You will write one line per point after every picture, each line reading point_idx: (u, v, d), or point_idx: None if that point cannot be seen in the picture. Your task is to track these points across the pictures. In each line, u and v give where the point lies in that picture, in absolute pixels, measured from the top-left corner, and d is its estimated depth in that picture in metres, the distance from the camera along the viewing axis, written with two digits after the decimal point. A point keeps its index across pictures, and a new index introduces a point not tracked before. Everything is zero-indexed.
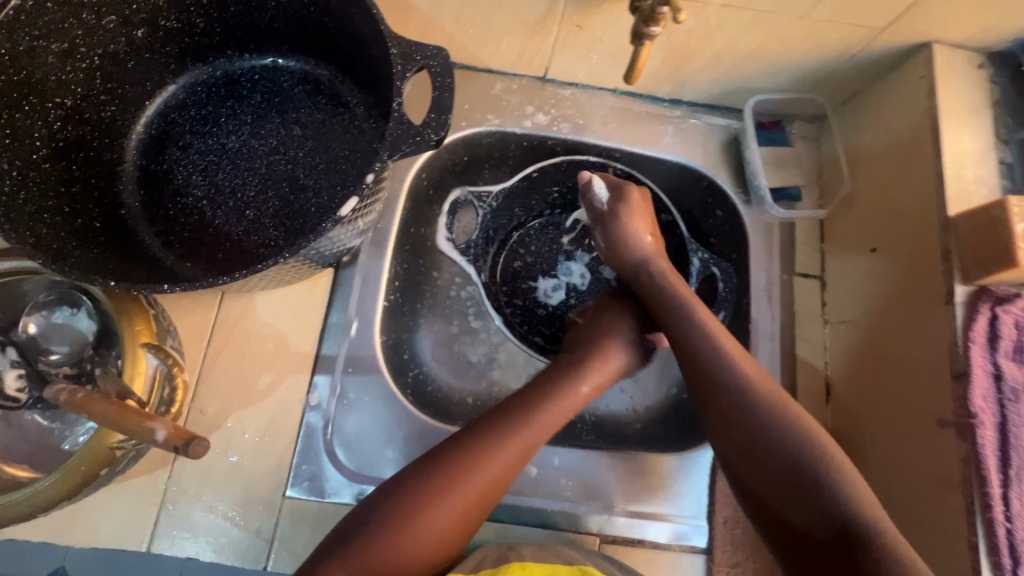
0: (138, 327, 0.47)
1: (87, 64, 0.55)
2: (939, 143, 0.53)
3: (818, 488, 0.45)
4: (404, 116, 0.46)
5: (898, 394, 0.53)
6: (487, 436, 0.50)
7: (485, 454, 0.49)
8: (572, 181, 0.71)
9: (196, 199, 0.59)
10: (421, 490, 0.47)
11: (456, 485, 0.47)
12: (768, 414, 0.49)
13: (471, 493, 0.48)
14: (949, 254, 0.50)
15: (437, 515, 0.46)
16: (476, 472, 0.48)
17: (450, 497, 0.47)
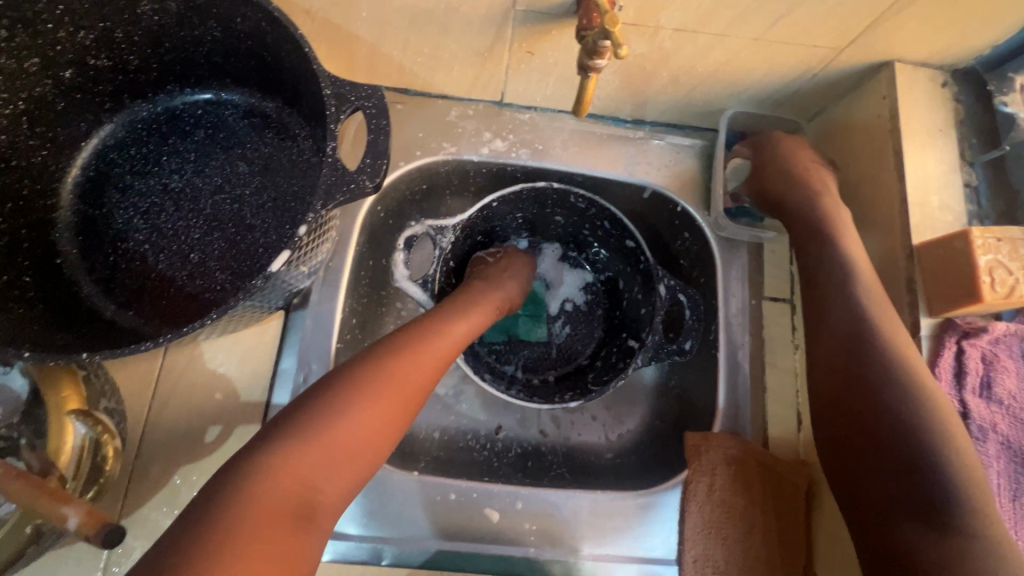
0: (65, 393, 0.44)
1: (10, 110, 0.52)
2: (903, 167, 0.51)
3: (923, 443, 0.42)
4: (338, 161, 0.44)
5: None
6: (403, 343, 0.46)
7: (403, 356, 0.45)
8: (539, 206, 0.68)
9: (137, 243, 0.57)
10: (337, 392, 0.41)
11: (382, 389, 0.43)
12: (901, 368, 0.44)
13: (398, 395, 0.44)
14: (914, 285, 0.48)
15: (344, 423, 0.40)
16: (400, 374, 0.44)
17: (368, 396, 0.42)
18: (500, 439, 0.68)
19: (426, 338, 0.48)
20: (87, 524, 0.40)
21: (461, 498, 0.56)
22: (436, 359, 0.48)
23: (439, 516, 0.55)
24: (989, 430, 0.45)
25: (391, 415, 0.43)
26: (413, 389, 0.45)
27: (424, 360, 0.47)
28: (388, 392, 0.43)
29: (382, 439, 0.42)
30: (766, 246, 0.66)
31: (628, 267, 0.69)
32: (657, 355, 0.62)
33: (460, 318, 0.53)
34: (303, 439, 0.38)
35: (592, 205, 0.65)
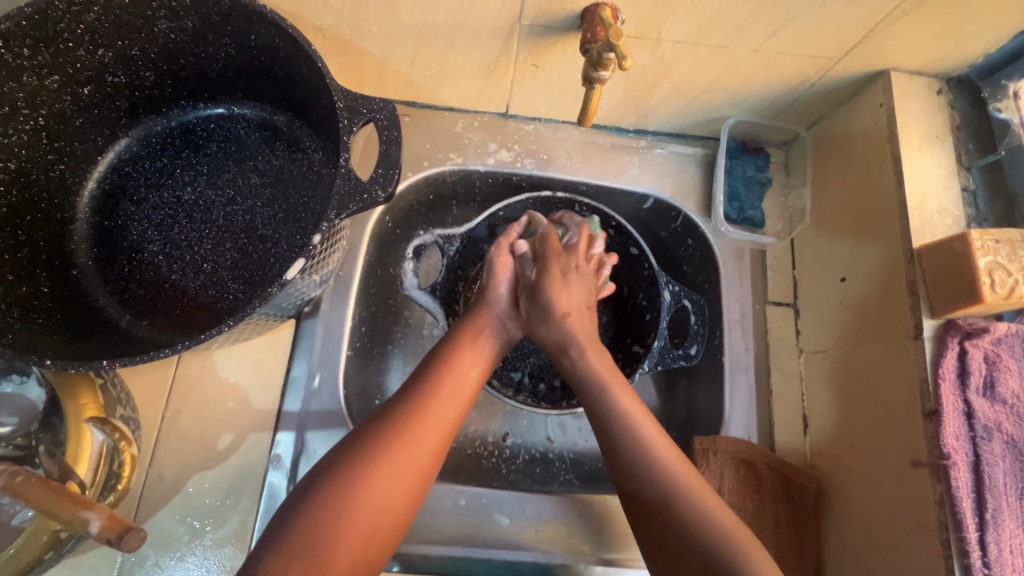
0: (86, 402, 0.45)
1: (30, 125, 0.54)
2: (901, 172, 0.52)
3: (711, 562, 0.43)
4: (351, 172, 0.45)
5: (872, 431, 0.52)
6: (408, 414, 0.47)
7: (407, 429, 0.46)
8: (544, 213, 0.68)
9: (151, 255, 0.58)
10: (341, 475, 0.43)
11: (387, 470, 0.44)
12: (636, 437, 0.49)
13: (407, 472, 0.44)
14: (915, 287, 0.49)
15: (370, 496, 0.42)
16: (407, 449, 0.45)
17: (389, 465, 0.44)
18: (507, 446, 0.68)
19: (432, 405, 0.48)
20: (108, 528, 0.40)
21: (471, 504, 0.56)
22: (445, 427, 0.48)
23: (449, 522, 0.55)
24: (994, 430, 0.45)
25: (402, 490, 0.44)
26: (423, 461, 0.45)
27: (432, 430, 0.47)
28: (396, 469, 0.44)
29: (397, 512, 0.44)
30: (768, 252, 0.67)
31: (631, 273, 0.70)
32: (663, 360, 0.62)
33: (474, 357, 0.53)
34: (338, 519, 0.41)
35: (597, 213, 0.67)
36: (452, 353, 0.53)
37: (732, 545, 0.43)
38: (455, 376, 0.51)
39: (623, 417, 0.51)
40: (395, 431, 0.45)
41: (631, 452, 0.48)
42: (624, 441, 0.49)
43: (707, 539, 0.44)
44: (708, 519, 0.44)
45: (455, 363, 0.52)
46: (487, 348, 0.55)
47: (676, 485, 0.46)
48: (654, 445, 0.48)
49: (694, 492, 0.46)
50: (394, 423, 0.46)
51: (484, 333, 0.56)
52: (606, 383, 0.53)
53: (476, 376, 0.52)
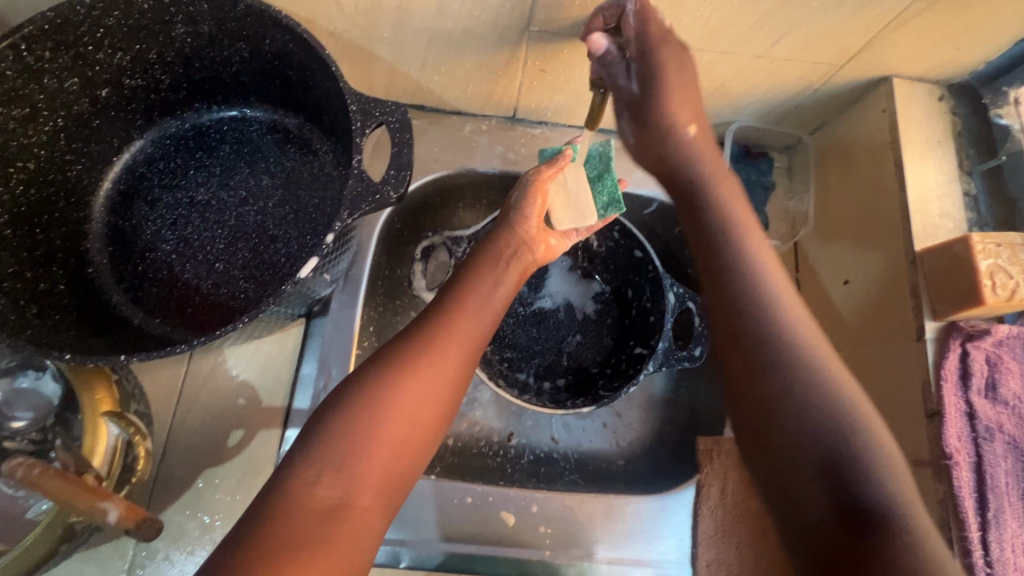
0: (99, 396, 0.46)
1: (50, 126, 0.55)
2: (904, 177, 0.53)
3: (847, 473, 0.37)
4: (364, 173, 0.46)
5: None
6: (435, 328, 0.45)
7: (433, 341, 0.44)
8: None
9: (165, 253, 0.59)
10: (367, 386, 0.41)
11: (416, 379, 0.42)
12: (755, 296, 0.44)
13: (437, 380, 0.43)
14: (918, 289, 0.50)
15: (399, 398, 0.41)
16: (435, 360, 0.44)
17: (415, 372, 0.43)
18: (512, 445, 0.69)
19: (458, 320, 0.47)
20: (126, 516, 0.42)
21: (476, 502, 0.57)
22: (471, 340, 0.46)
23: (457, 519, 0.56)
24: (996, 431, 0.46)
25: (434, 397, 0.43)
26: (452, 373, 0.44)
27: (459, 342, 0.45)
28: (425, 376, 0.43)
29: (427, 423, 0.42)
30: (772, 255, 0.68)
31: (634, 276, 0.71)
32: (667, 362, 0.63)
33: (501, 278, 0.52)
34: (365, 420, 0.40)
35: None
36: (477, 273, 0.51)
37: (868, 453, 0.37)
38: (481, 294, 0.49)
39: (781, 307, 0.44)
40: (421, 342, 0.44)
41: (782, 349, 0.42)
42: (788, 338, 0.42)
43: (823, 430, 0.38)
44: (810, 399, 0.39)
45: (479, 283, 0.50)
46: (511, 269, 0.53)
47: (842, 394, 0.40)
48: (816, 344, 0.42)
49: (838, 376, 0.40)
50: (419, 337, 0.45)
51: (509, 252, 0.54)
52: (756, 256, 0.47)
53: (500, 295, 0.51)
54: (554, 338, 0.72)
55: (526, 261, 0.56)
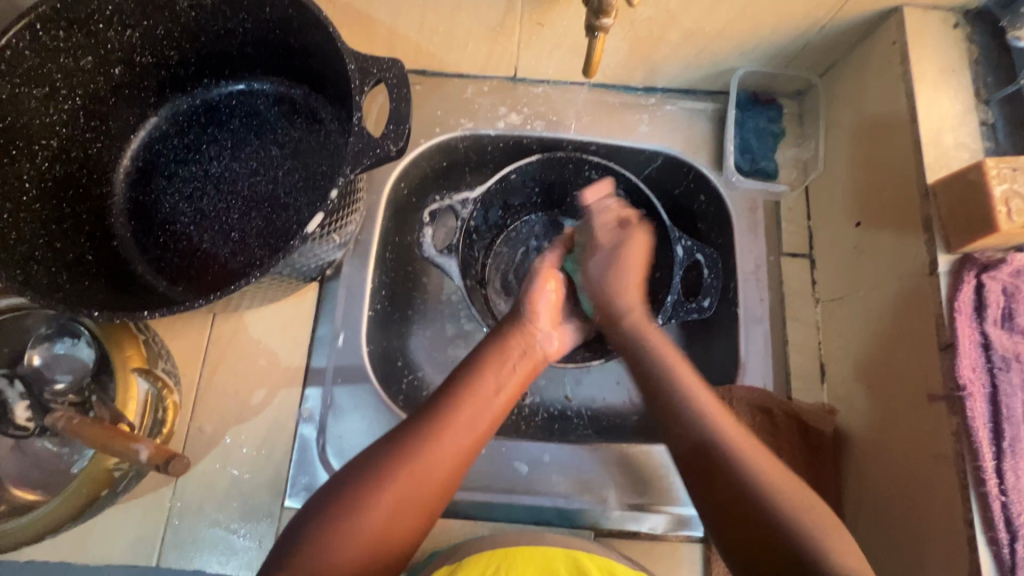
0: (129, 352, 0.49)
1: (69, 105, 0.57)
2: (915, 109, 0.51)
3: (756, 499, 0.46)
4: (364, 130, 0.47)
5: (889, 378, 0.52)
6: (435, 424, 0.49)
7: (410, 458, 0.47)
8: (564, 176, 0.69)
9: (183, 225, 0.61)
10: (355, 494, 0.45)
11: (388, 498, 0.45)
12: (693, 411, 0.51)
13: (417, 495, 0.46)
14: (930, 222, 0.48)
15: (387, 490, 0.46)
16: (423, 479, 0.47)
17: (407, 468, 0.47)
18: (527, 403, 0.70)
19: (449, 430, 0.49)
20: (157, 456, 0.45)
21: (491, 452, 0.59)
22: (452, 452, 0.48)
23: (472, 470, 0.58)
24: (1012, 360, 0.45)
25: (419, 499, 0.46)
26: (438, 475, 0.47)
27: (452, 440, 0.49)
28: (405, 493, 0.46)
29: (407, 522, 0.46)
30: (782, 203, 0.66)
31: (639, 234, 0.71)
32: (676, 313, 0.64)
33: (500, 379, 0.54)
34: (363, 491, 0.45)
35: (606, 173, 0.67)
36: (478, 380, 0.53)
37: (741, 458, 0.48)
38: (471, 405, 0.51)
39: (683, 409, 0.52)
40: (396, 463, 0.47)
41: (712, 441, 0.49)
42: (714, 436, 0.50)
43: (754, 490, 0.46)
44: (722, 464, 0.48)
45: (479, 388, 0.53)
46: (511, 378, 0.55)
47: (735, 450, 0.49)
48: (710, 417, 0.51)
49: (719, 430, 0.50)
50: (408, 448, 0.48)
51: (510, 362, 0.56)
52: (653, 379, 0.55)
53: (499, 403, 0.53)
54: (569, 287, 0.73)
55: (530, 359, 0.57)
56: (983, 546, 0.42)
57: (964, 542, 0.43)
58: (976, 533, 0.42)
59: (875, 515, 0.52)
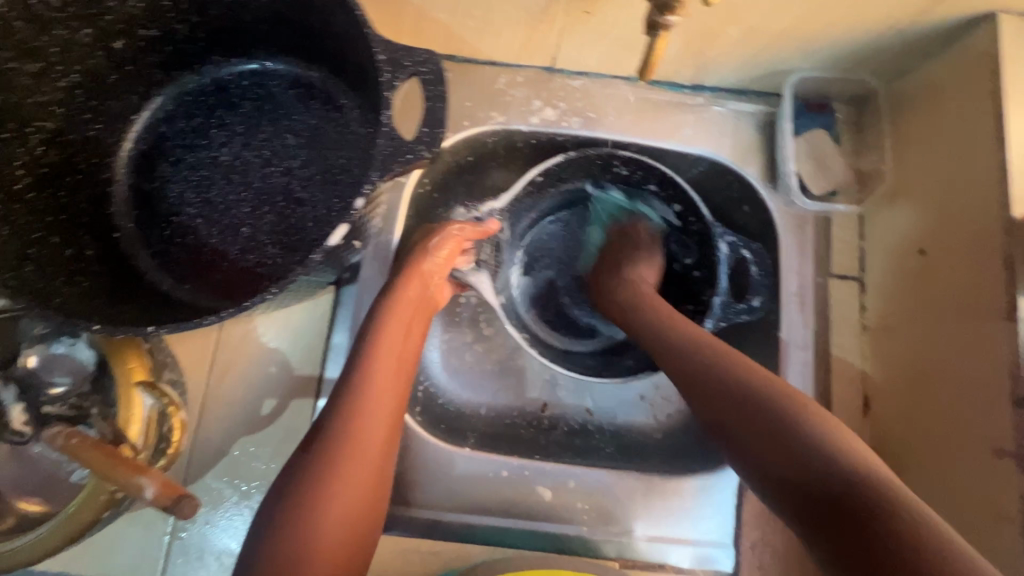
0: (132, 365, 0.45)
1: (65, 83, 0.52)
2: (1003, 133, 0.46)
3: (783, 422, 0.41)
4: (394, 131, 0.42)
5: (728, 351, 0.48)
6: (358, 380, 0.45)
7: (320, 523, 0.40)
8: (594, 178, 0.66)
9: (190, 217, 0.57)
10: (303, 483, 0.40)
11: (322, 561, 0.39)
12: (702, 358, 0.48)
13: (363, 464, 0.42)
14: (1012, 262, 0.44)
15: (337, 471, 0.41)
16: (359, 447, 0.43)
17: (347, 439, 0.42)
18: (547, 416, 0.66)
19: (371, 383, 0.45)
20: (163, 494, 0.39)
21: (512, 475, 0.55)
22: (377, 441, 0.44)
23: (492, 493, 0.55)
24: None
25: (366, 472, 0.42)
26: (375, 438, 0.44)
27: (383, 400, 0.45)
28: (348, 467, 0.42)
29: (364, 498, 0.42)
30: (833, 220, 0.62)
31: (671, 232, 0.67)
32: (725, 316, 0.63)
33: (411, 323, 0.50)
34: (312, 480, 0.41)
35: (637, 169, 0.63)
36: (390, 321, 0.49)
37: (749, 383, 0.44)
38: (373, 411, 0.44)
39: (687, 350, 0.49)
40: (322, 490, 0.40)
41: (748, 393, 0.43)
42: (737, 371, 0.45)
43: (832, 462, 0.37)
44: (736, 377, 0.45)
45: (391, 333, 0.48)
46: (415, 322, 0.51)
47: (766, 388, 0.43)
48: (717, 359, 0.47)
49: (735, 357, 0.47)
50: (338, 416, 0.43)
51: (414, 305, 0.51)
52: (675, 326, 0.52)
53: (409, 346, 0.49)
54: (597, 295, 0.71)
55: (427, 287, 0.53)
56: None
57: None
58: None
59: None
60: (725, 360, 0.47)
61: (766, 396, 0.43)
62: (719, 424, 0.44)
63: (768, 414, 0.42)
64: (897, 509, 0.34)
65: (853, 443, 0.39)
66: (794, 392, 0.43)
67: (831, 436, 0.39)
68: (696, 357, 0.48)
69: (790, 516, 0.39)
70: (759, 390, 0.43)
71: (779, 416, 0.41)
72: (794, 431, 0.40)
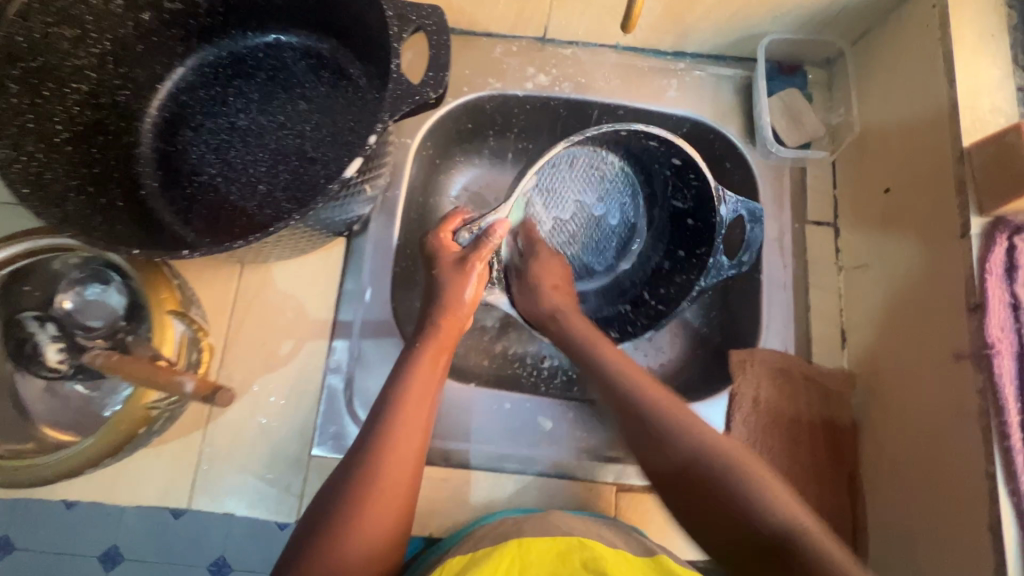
0: (165, 295, 0.53)
1: (98, 49, 0.57)
2: (952, 74, 0.51)
3: (721, 481, 0.44)
4: (402, 76, 0.47)
5: (654, 385, 0.52)
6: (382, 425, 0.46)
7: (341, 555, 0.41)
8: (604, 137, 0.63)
9: (211, 176, 0.61)
10: (330, 516, 0.42)
11: None
12: (661, 411, 0.49)
13: (387, 506, 0.44)
14: (964, 185, 0.48)
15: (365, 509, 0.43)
16: (385, 488, 0.44)
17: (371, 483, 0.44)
18: (546, 365, 0.70)
19: (397, 430, 0.46)
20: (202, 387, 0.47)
21: (515, 408, 0.59)
22: (403, 487, 0.45)
23: (496, 425, 0.59)
24: None
25: (388, 514, 0.44)
26: (399, 481, 0.45)
27: (407, 450, 0.46)
28: (372, 506, 0.43)
29: (385, 540, 0.44)
30: (808, 171, 0.66)
31: (671, 172, 0.66)
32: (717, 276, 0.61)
33: (436, 372, 0.51)
34: (341, 513, 0.42)
35: (663, 142, 0.61)
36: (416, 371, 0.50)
37: (690, 435, 0.47)
38: (398, 457, 0.45)
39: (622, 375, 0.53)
40: (350, 522, 0.42)
41: (689, 451, 0.46)
42: (666, 433, 0.48)
43: (737, 478, 0.44)
44: (675, 437, 0.47)
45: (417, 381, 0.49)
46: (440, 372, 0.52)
47: (703, 445, 0.46)
48: (646, 395, 0.51)
49: (659, 407, 0.50)
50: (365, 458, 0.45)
51: (440, 355, 0.52)
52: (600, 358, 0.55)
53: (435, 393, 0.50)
54: (614, 206, 0.73)
55: (453, 332, 0.54)
56: (1005, 499, 0.43)
57: (984, 494, 0.44)
58: (998, 486, 0.43)
59: (894, 476, 0.53)
60: (670, 417, 0.49)
61: (706, 459, 0.46)
62: (629, 415, 0.50)
63: (699, 465, 0.45)
64: (812, 534, 0.40)
65: (787, 502, 0.42)
66: (694, 419, 0.48)
67: (766, 498, 0.42)
68: (640, 409, 0.50)
69: (726, 542, 0.43)
70: (676, 428, 0.48)
71: (726, 478, 0.44)
72: (723, 484, 0.44)
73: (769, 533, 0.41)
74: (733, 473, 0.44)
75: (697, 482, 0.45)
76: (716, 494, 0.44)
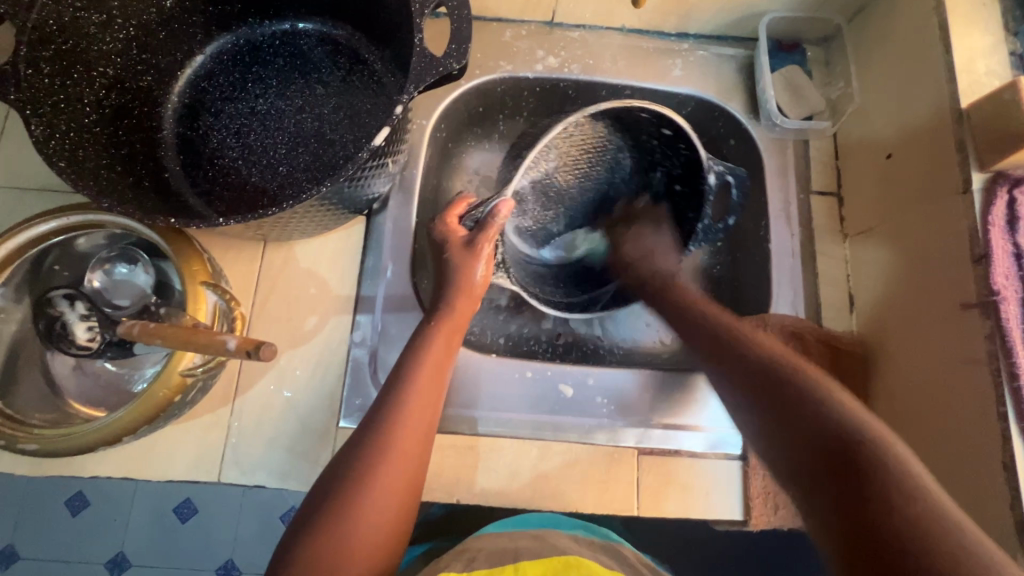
0: (196, 268, 0.51)
1: (123, 35, 0.59)
2: (948, 41, 0.54)
3: (825, 400, 0.43)
4: (426, 50, 0.48)
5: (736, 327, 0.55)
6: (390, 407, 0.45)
7: (348, 537, 0.39)
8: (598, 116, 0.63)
9: (231, 159, 0.62)
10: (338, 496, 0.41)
11: None
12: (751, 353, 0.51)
13: (391, 484, 0.42)
14: (964, 144, 0.51)
15: (373, 489, 0.41)
16: (393, 468, 0.43)
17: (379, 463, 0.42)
18: (561, 341, 0.72)
19: (404, 412, 0.45)
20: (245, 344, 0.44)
21: (535, 376, 0.61)
22: (411, 466, 0.44)
23: (519, 393, 0.60)
24: None
25: (394, 494, 0.42)
26: (405, 463, 0.43)
27: (413, 434, 0.45)
28: (380, 488, 0.41)
29: (393, 522, 0.42)
30: (810, 144, 0.69)
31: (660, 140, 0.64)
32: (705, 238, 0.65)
33: (442, 357, 0.51)
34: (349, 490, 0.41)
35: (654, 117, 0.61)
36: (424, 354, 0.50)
37: (789, 371, 0.47)
38: (405, 436, 0.44)
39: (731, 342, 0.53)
40: (359, 499, 0.41)
41: (771, 374, 0.47)
42: (818, 379, 0.46)
43: (835, 421, 0.41)
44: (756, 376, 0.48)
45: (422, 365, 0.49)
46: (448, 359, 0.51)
47: (791, 373, 0.47)
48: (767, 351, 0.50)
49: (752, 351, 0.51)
50: (375, 438, 0.43)
51: (449, 341, 0.52)
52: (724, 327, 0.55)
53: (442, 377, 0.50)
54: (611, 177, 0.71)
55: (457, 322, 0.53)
56: (1016, 436, 0.45)
57: (997, 434, 0.46)
58: (1008, 424, 0.45)
59: (907, 429, 0.55)
60: (781, 354, 0.50)
61: (802, 384, 0.46)
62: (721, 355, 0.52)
63: (788, 396, 0.45)
64: (899, 458, 0.38)
65: (878, 426, 0.41)
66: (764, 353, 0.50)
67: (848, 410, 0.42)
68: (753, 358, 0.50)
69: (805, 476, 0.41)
70: (790, 375, 0.47)
71: (818, 400, 0.44)
72: (819, 404, 0.43)
73: (856, 455, 0.39)
74: (815, 395, 0.44)
75: (789, 408, 0.44)
76: (808, 418, 0.43)
